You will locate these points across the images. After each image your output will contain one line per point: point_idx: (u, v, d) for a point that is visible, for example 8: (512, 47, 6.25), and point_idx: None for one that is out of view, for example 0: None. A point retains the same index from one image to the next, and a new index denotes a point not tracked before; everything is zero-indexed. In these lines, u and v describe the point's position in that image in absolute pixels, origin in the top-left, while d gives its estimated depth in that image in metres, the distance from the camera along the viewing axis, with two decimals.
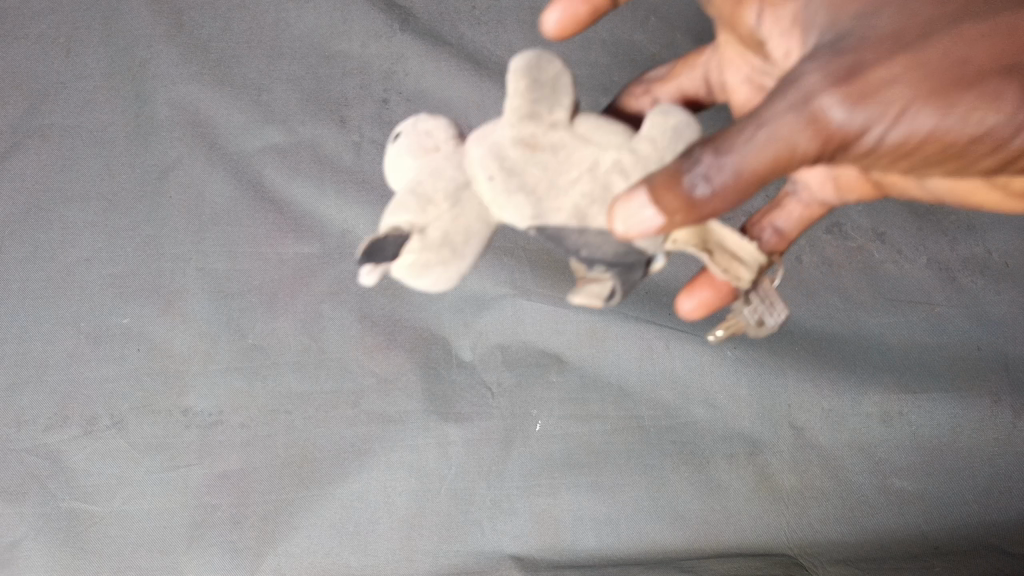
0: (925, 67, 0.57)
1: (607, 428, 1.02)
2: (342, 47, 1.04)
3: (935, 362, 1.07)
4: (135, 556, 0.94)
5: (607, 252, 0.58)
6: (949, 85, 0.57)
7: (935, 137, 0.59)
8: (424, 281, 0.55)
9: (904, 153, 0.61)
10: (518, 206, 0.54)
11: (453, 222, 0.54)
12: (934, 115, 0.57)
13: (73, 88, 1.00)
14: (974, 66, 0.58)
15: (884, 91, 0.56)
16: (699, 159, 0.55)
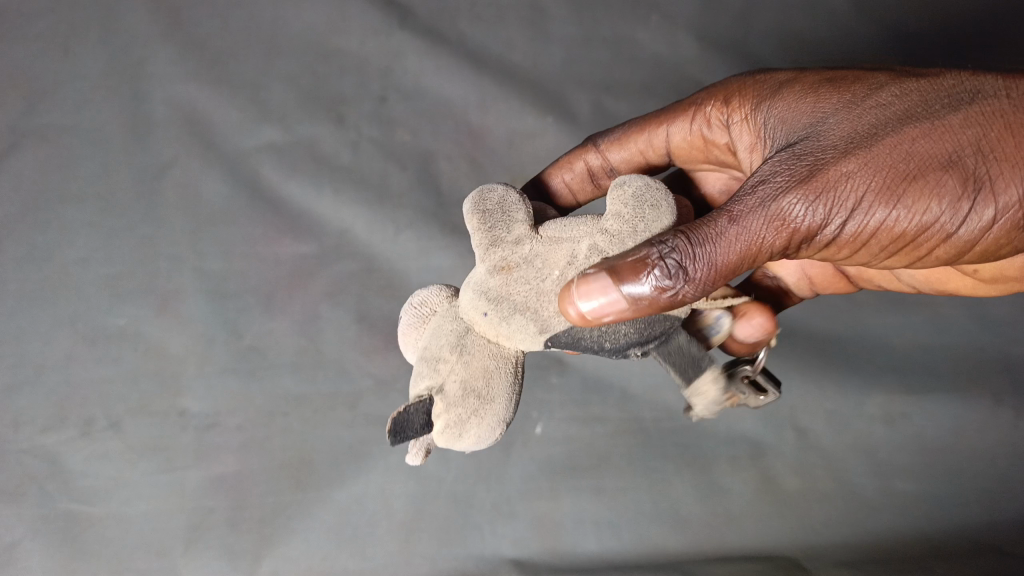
0: (886, 154, 0.46)
1: (608, 430, 1.01)
2: (340, 44, 1.00)
3: (938, 363, 1.06)
4: (134, 558, 0.95)
5: (630, 338, 0.52)
6: (912, 173, 0.45)
7: (894, 234, 0.47)
8: (471, 438, 0.51)
9: (859, 251, 0.50)
10: (522, 328, 0.51)
11: (469, 369, 0.51)
12: (890, 212, 0.46)
13: (71, 87, 0.97)
14: (947, 152, 0.44)
15: (836, 185, 0.46)
16: (670, 242, 0.47)
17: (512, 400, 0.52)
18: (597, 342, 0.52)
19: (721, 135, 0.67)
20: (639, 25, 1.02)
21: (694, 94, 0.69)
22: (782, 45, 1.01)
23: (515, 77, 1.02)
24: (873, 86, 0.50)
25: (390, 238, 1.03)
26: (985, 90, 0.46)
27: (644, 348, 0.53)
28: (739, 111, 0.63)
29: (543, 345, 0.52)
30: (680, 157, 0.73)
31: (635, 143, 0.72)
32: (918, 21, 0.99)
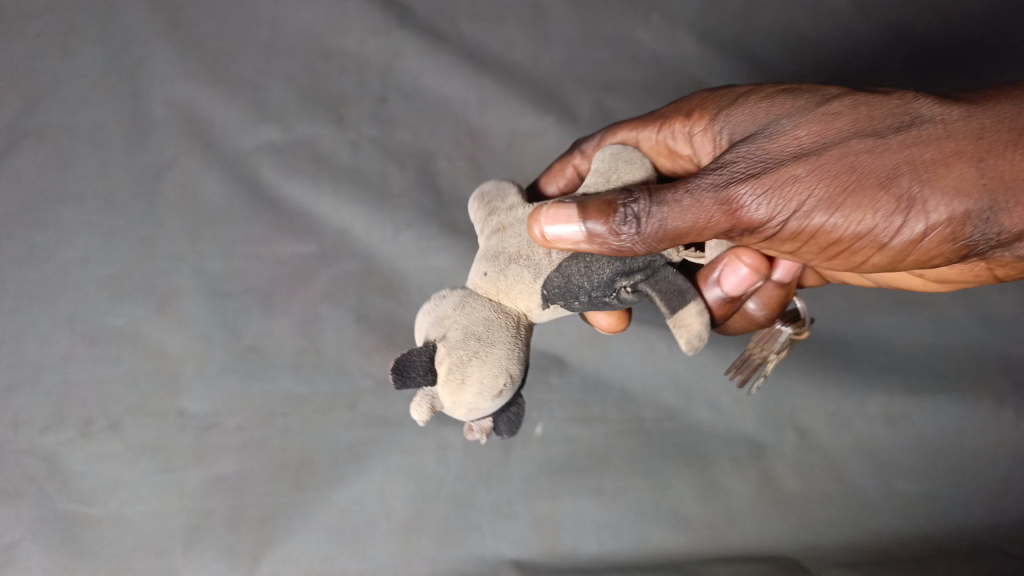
0: (834, 161, 0.46)
1: (608, 431, 1.01)
2: (340, 44, 1.00)
3: (939, 363, 1.05)
4: (133, 558, 0.95)
5: (610, 269, 0.52)
6: (854, 184, 0.46)
7: (833, 237, 0.49)
8: (475, 387, 0.49)
9: (800, 248, 0.52)
10: (521, 278, 0.53)
11: (469, 320, 0.51)
12: (830, 218, 0.48)
13: (70, 86, 0.97)
14: (890, 167, 0.46)
15: (786, 186, 0.47)
16: (634, 203, 0.49)
17: (519, 354, 0.51)
18: (587, 277, 0.52)
19: (686, 147, 0.61)
20: (639, 25, 1.02)
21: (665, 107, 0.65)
22: (782, 44, 1.01)
23: (515, 76, 1.02)
24: (833, 93, 0.50)
25: (390, 238, 1.03)
26: (932, 112, 0.47)
27: (631, 281, 0.52)
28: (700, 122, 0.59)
29: (541, 301, 0.53)
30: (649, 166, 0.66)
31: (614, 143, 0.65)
32: (919, 20, 0.98)
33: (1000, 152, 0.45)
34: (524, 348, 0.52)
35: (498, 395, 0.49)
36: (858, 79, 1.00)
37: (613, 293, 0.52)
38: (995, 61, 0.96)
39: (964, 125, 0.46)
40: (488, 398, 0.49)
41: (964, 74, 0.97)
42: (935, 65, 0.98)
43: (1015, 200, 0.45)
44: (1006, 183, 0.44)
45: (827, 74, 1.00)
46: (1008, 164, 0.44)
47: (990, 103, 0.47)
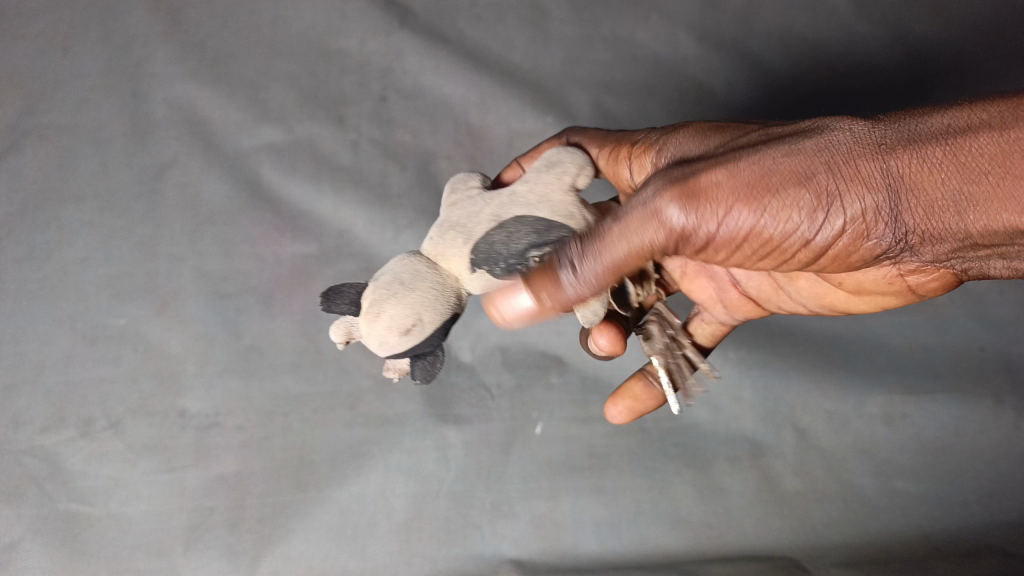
0: (752, 169, 0.52)
1: (608, 430, 1.01)
2: (340, 45, 1.00)
3: (939, 363, 1.06)
4: (133, 559, 0.93)
5: (526, 241, 0.60)
6: (774, 190, 0.52)
7: (760, 238, 0.55)
8: (387, 322, 0.58)
9: (733, 253, 0.58)
10: (455, 241, 0.61)
11: (401, 268, 0.60)
12: (758, 219, 0.53)
13: (70, 87, 0.97)
14: (807, 167, 0.51)
15: (710, 194, 0.53)
16: (568, 252, 0.57)
17: (436, 304, 0.59)
18: (508, 246, 0.60)
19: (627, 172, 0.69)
20: (639, 25, 1.02)
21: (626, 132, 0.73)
22: (783, 43, 1.01)
23: (515, 77, 1.02)
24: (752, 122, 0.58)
25: (390, 239, 1.03)
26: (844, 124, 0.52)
27: (541, 252, 0.60)
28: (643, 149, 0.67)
29: (469, 264, 0.61)
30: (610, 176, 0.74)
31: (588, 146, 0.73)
32: (919, 20, 1.00)
33: (901, 155, 0.49)
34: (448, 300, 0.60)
35: (405, 332, 0.58)
36: (857, 77, 1.00)
37: (525, 262, 0.60)
38: (994, 61, 0.99)
39: (869, 136, 0.51)
40: (396, 333, 0.58)
41: (965, 72, 0.99)
42: (935, 64, 1.00)
43: (916, 201, 0.49)
44: (905, 186, 0.49)
45: (830, 71, 1.01)
46: (908, 168, 0.49)
47: (896, 117, 0.51)
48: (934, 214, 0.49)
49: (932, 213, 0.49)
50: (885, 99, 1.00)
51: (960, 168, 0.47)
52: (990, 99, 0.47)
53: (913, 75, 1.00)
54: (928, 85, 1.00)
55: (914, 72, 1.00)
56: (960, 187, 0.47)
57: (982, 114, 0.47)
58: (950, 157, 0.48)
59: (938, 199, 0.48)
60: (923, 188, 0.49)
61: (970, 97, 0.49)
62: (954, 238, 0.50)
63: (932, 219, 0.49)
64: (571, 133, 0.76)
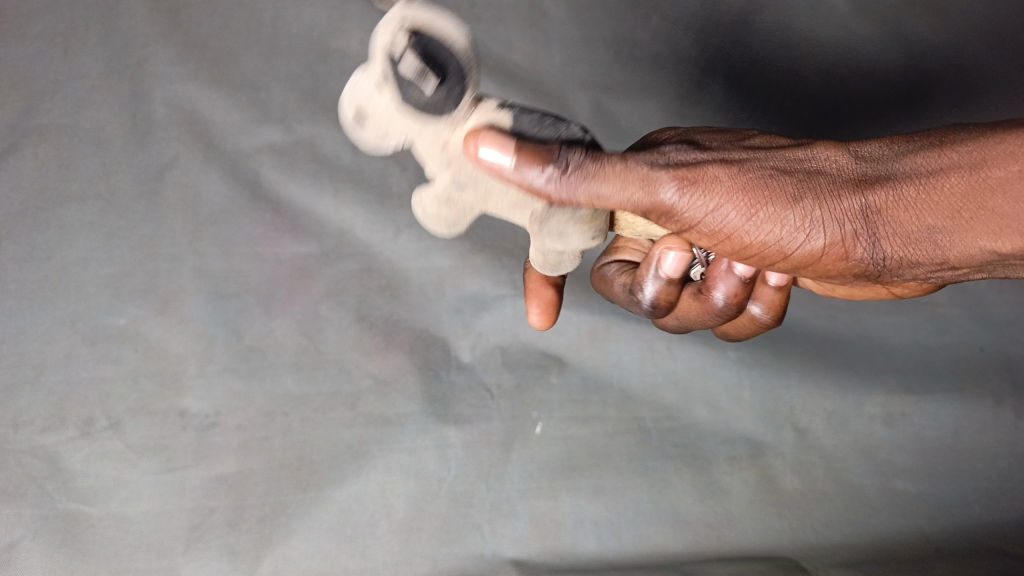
0: (749, 177, 0.55)
1: (608, 430, 1.02)
2: (340, 45, 1.00)
3: (937, 363, 1.07)
4: (133, 559, 0.92)
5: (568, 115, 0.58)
6: (766, 200, 0.55)
7: (745, 242, 0.58)
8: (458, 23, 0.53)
9: (716, 247, 0.61)
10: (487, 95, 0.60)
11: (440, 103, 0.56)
12: (745, 224, 0.56)
13: (71, 87, 0.97)
14: (797, 186, 0.55)
15: (706, 190, 0.55)
16: (569, 156, 0.53)
17: None
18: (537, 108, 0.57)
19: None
20: (637, 25, 1.02)
21: None
22: (782, 44, 1.01)
23: (514, 78, 1.02)
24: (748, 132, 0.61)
25: (391, 239, 1.04)
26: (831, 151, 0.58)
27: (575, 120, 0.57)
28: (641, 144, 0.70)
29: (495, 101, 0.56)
30: None
31: None
32: (919, 20, 1.00)
33: (881, 189, 0.55)
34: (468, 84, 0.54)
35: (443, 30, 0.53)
36: (857, 78, 1.01)
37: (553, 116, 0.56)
38: (992, 63, 1.01)
39: (853, 166, 0.56)
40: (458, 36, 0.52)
41: (964, 71, 1.00)
42: (935, 65, 1.01)
43: (895, 230, 0.55)
44: (886, 215, 0.55)
45: (830, 73, 1.01)
46: (887, 201, 0.55)
47: (877, 152, 0.57)
48: (910, 242, 0.55)
49: (908, 242, 0.55)
50: (887, 102, 1.01)
51: (935, 204, 0.54)
52: (960, 146, 0.54)
53: (914, 77, 1.01)
54: (928, 83, 1.01)
55: (914, 74, 1.01)
56: (935, 221, 0.54)
57: (955, 158, 0.54)
58: (926, 195, 0.54)
59: (914, 228, 0.54)
60: (901, 219, 0.54)
61: (940, 138, 0.56)
62: (928, 262, 0.56)
63: (909, 247, 0.55)
64: None
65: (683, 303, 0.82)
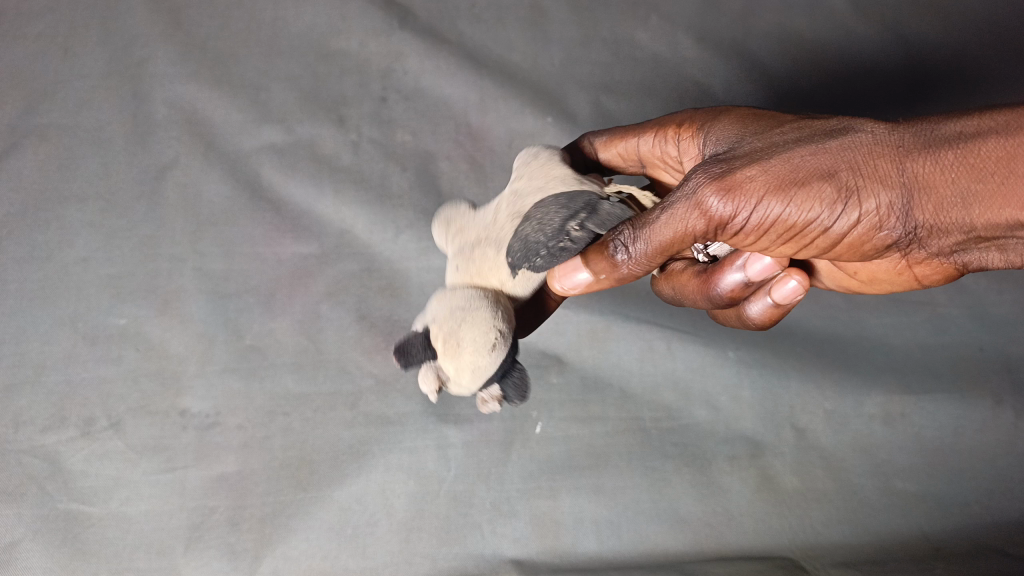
0: (782, 163, 0.54)
1: (608, 430, 1.02)
2: (341, 45, 1.01)
3: (937, 363, 1.07)
4: (133, 559, 0.92)
5: (559, 217, 0.65)
6: (800, 181, 0.54)
7: (787, 226, 0.56)
8: (471, 346, 0.60)
9: (759, 239, 0.59)
10: (486, 256, 0.67)
11: (451, 301, 0.64)
12: (784, 207, 0.54)
13: (71, 87, 0.97)
14: (828, 165, 0.53)
15: (737, 189, 0.55)
16: (622, 235, 0.60)
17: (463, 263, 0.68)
18: (541, 232, 0.65)
19: (674, 149, 0.74)
20: (639, 26, 1.03)
21: (667, 114, 0.75)
22: (783, 44, 1.02)
23: (514, 79, 1.03)
24: (785, 120, 0.60)
25: (391, 239, 1.03)
26: (862, 124, 0.54)
27: (578, 221, 0.65)
28: (688, 131, 0.71)
29: (510, 270, 0.66)
30: (648, 166, 0.80)
31: (617, 147, 0.78)
32: (918, 19, 1.01)
33: (916, 157, 0.52)
34: (506, 317, 0.63)
35: (492, 347, 0.60)
36: (856, 76, 1.00)
37: (567, 235, 0.64)
38: (993, 62, 0.99)
39: (885, 137, 0.53)
40: (484, 353, 0.60)
41: (964, 69, 0.99)
42: (936, 66, 1.00)
43: (928, 198, 0.52)
44: (919, 181, 0.52)
45: (830, 72, 1.01)
46: (922, 168, 0.52)
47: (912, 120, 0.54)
48: (945, 209, 0.52)
49: (940, 209, 0.52)
50: (885, 104, 1.00)
51: (970, 169, 0.50)
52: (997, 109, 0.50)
53: (913, 78, 1.00)
54: (928, 81, 1.00)
55: (914, 74, 1.00)
56: (968, 185, 0.50)
57: (991, 123, 0.50)
58: (961, 159, 0.50)
59: (948, 195, 0.51)
60: (935, 186, 0.51)
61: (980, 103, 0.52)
62: (958, 231, 0.53)
63: (945, 214, 0.52)
64: (594, 135, 0.81)
65: (686, 277, 0.80)
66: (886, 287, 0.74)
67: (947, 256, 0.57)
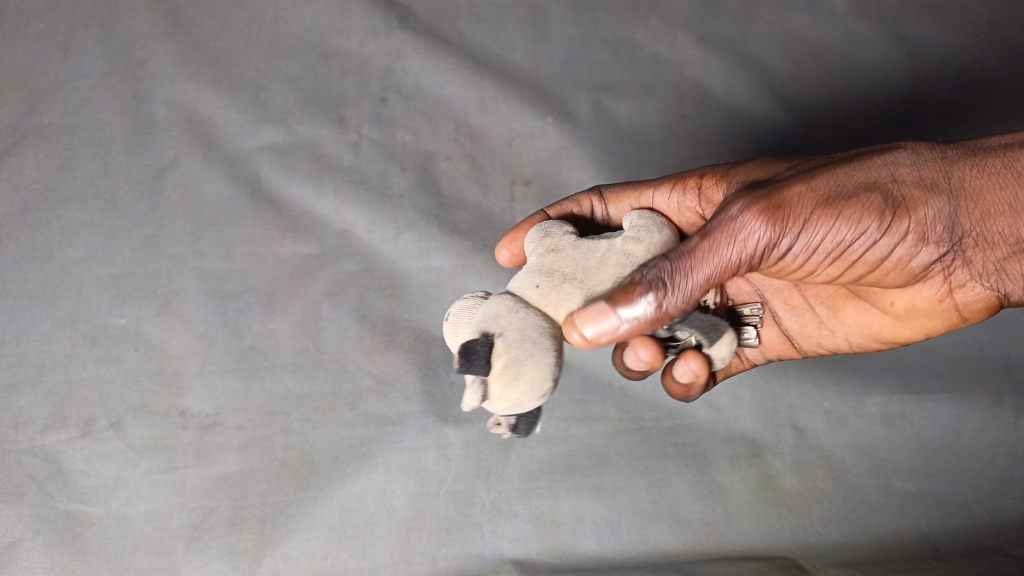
0: (832, 181, 0.61)
1: (607, 430, 1.03)
2: (341, 45, 1.01)
3: (937, 362, 1.06)
4: (133, 559, 0.92)
5: None
6: (853, 193, 0.60)
7: (835, 240, 0.61)
8: (526, 385, 0.61)
9: (804, 257, 0.63)
10: (570, 294, 0.66)
11: (524, 325, 0.63)
12: (835, 220, 0.60)
13: (71, 87, 0.97)
14: (880, 179, 0.61)
15: (794, 201, 0.60)
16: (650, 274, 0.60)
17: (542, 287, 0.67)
18: None
19: (692, 200, 0.79)
20: (638, 26, 1.03)
21: (678, 172, 0.82)
22: (782, 45, 1.02)
23: (515, 79, 1.03)
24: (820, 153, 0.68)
25: (391, 239, 1.03)
26: (905, 143, 0.65)
27: None
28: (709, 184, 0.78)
29: None
30: None
31: (629, 200, 0.81)
32: (917, 21, 1.01)
33: (959, 169, 0.62)
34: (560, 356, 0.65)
35: (540, 394, 0.63)
36: (856, 76, 1.01)
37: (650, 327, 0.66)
38: (993, 63, 0.99)
39: (930, 152, 0.63)
40: (533, 396, 0.62)
41: (964, 68, 0.99)
42: (937, 66, 1.00)
43: (974, 204, 0.62)
44: (968, 190, 0.62)
45: (830, 73, 1.01)
46: (965, 177, 0.62)
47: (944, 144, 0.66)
48: (993, 217, 0.62)
49: (984, 215, 0.62)
50: (886, 105, 0.99)
51: (1010, 179, 0.62)
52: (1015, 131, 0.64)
53: (914, 78, 0.99)
54: (930, 79, 0.99)
55: (914, 74, 1.00)
56: (1009, 194, 0.62)
57: (1011, 139, 0.64)
58: (1000, 169, 0.62)
59: (997, 201, 0.62)
60: (979, 194, 0.62)
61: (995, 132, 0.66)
62: (1002, 240, 0.62)
63: (991, 220, 0.62)
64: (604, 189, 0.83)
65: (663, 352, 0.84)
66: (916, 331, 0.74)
67: (988, 280, 0.64)
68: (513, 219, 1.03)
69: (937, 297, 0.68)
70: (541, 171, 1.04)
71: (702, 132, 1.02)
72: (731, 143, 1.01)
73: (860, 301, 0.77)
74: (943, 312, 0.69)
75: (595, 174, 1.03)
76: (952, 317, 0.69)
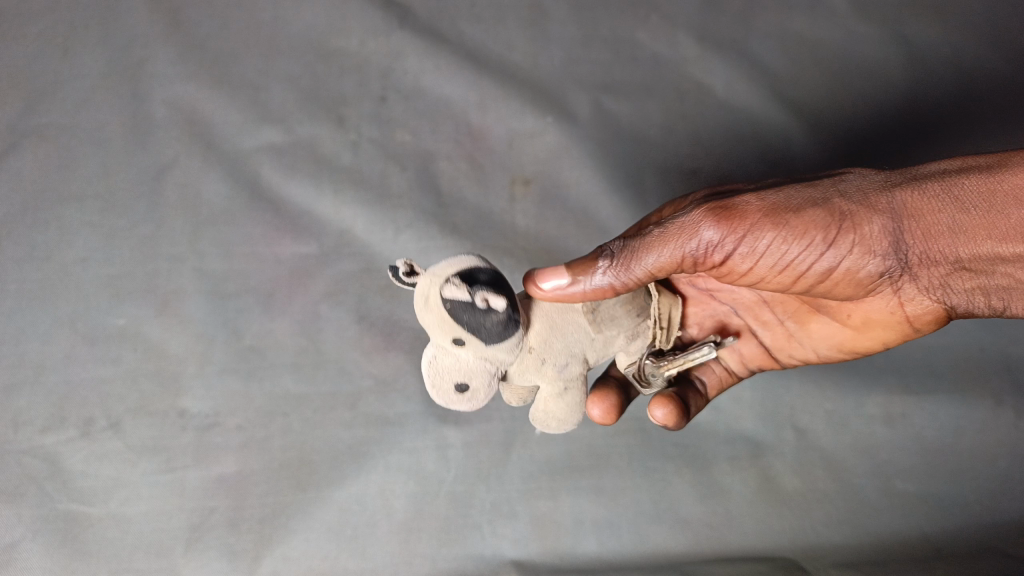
0: (779, 198, 0.64)
1: (608, 431, 1.01)
2: (341, 44, 1.00)
3: (939, 364, 1.04)
4: (134, 559, 0.96)
5: None
6: (799, 207, 0.64)
7: (784, 250, 0.64)
8: None
9: (756, 265, 0.67)
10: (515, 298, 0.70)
11: None
12: (782, 231, 0.63)
13: (70, 86, 0.96)
14: (827, 197, 0.65)
15: (741, 211, 0.64)
16: (610, 248, 0.64)
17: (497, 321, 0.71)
18: None
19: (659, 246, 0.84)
20: (638, 26, 1.02)
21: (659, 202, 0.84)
22: (782, 45, 1.01)
23: (514, 78, 1.02)
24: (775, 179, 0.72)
25: (390, 239, 1.03)
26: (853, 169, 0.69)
27: None
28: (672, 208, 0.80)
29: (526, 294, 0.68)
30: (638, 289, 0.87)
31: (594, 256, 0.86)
32: (918, 20, 1.00)
33: (904, 190, 0.65)
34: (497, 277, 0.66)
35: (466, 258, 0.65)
36: (854, 78, 1.01)
37: None
38: (991, 63, 1.00)
39: (878, 178, 0.67)
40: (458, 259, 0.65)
41: (963, 69, 1.00)
42: (937, 69, 1.00)
43: (916, 224, 0.64)
44: (910, 210, 0.64)
45: (829, 73, 1.01)
46: (909, 199, 0.64)
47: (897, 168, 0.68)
48: (935, 237, 0.64)
49: (926, 234, 0.64)
50: (885, 106, 1.00)
51: (952, 203, 0.64)
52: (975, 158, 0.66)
53: (912, 80, 1.00)
54: (928, 81, 1.00)
55: (914, 76, 1.00)
56: (952, 215, 0.63)
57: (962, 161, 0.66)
58: (944, 191, 0.64)
59: (938, 222, 0.64)
60: (923, 214, 0.64)
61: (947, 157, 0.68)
62: (944, 260, 0.65)
63: (933, 240, 0.64)
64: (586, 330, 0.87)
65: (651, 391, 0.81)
66: (873, 342, 0.77)
67: (934, 294, 0.68)
68: (513, 220, 1.05)
69: (888, 307, 0.71)
70: (541, 171, 1.04)
71: (703, 131, 1.02)
72: (729, 144, 1.02)
73: (822, 313, 0.79)
74: (895, 323, 0.72)
75: (594, 174, 1.04)
76: (905, 327, 0.73)
